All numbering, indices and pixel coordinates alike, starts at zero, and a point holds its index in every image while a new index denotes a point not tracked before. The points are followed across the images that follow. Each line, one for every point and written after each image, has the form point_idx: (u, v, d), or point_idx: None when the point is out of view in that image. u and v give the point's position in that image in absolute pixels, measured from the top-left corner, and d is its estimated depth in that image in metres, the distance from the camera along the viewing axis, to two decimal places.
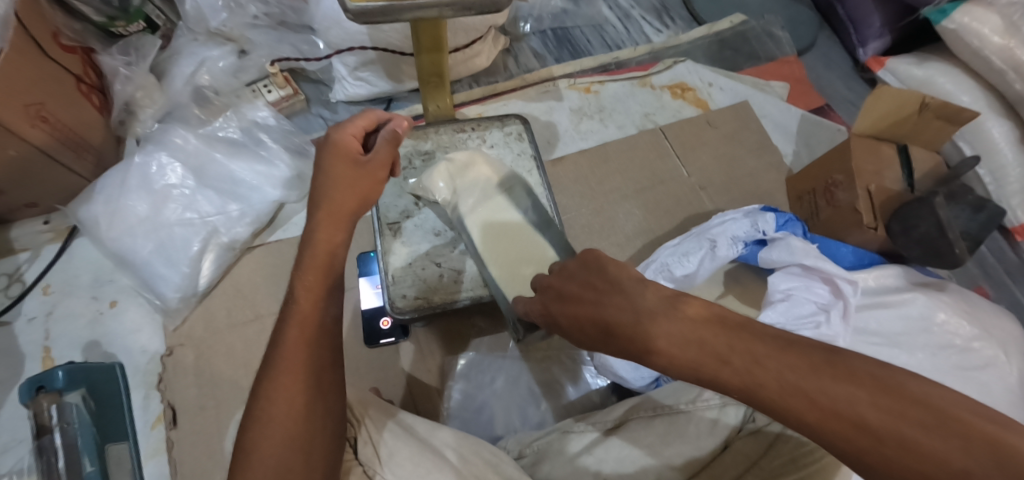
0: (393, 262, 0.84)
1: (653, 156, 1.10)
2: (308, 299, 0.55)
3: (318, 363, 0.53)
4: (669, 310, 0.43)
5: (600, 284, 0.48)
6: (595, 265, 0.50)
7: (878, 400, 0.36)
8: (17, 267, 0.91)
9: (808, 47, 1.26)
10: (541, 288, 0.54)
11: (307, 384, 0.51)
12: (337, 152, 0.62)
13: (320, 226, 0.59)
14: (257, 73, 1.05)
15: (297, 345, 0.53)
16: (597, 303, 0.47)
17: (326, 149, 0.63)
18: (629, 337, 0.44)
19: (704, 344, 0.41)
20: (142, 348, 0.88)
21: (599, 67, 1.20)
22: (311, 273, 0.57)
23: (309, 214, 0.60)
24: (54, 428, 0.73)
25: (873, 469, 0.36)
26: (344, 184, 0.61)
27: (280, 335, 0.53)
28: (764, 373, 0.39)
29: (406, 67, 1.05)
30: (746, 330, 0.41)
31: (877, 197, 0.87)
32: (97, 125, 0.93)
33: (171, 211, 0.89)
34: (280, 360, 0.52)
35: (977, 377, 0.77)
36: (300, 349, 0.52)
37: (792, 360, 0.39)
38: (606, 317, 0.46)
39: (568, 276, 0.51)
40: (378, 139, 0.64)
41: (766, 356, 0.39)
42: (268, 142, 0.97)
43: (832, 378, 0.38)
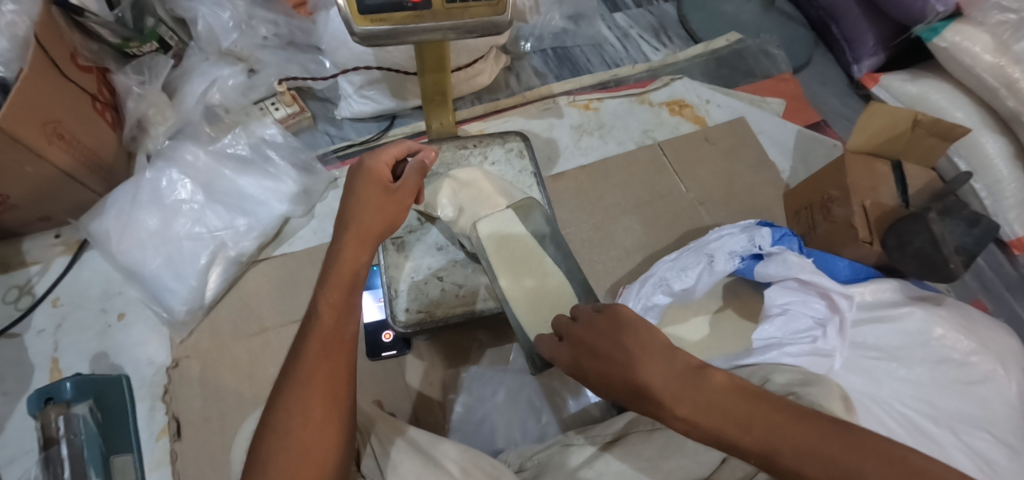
0: (396, 276, 0.86)
1: (652, 172, 1.12)
2: (331, 315, 0.57)
3: (337, 378, 0.54)
4: (696, 377, 0.48)
5: (628, 343, 0.53)
6: (622, 324, 0.56)
7: (883, 469, 0.41)
8: (28, 280, 0.93)
9: (804, 65, 1.29)
10: (574, 344, 0.60)
11: (325, 398, 0.52)
12: (369, 177, 0.65)
13: (344, 248, 0.60)
14: (265, 91, 1.08)
15: (317, 360, 0.54)
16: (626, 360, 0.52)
17: (359, 174, 0.65)
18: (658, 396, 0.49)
19: (727, 410, 0.46)
20: (149, 360, 0.89)
21: (598, 85, 1.23)
22: (335, 290, 0.58)
23: (336, 235, 0.62)
24: (60, 438, 0.73)
25: None
26: (373, 208, 0.63)
27: (302, 349, 0.55)
28: (780, 441, 0.44)
29: (411, 85, 1.08)
30: (763, 400, 0.47)
31: (871, 212, 0.89)
32: (109, 141, 0.96)
33: (180, 226, 0.91)
34: (301, 373, 0.53)
35: (974, 391, 0.78)
36: (319, 364, 0.54)
37: (805, 429, 0.44)
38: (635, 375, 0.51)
39: (599, 335, 0.57)
40: (407, 169, 0.68)
41: (782, 425, 0.45)
42: (276, 158, 0.99)
43: (841, 447, 0.43)
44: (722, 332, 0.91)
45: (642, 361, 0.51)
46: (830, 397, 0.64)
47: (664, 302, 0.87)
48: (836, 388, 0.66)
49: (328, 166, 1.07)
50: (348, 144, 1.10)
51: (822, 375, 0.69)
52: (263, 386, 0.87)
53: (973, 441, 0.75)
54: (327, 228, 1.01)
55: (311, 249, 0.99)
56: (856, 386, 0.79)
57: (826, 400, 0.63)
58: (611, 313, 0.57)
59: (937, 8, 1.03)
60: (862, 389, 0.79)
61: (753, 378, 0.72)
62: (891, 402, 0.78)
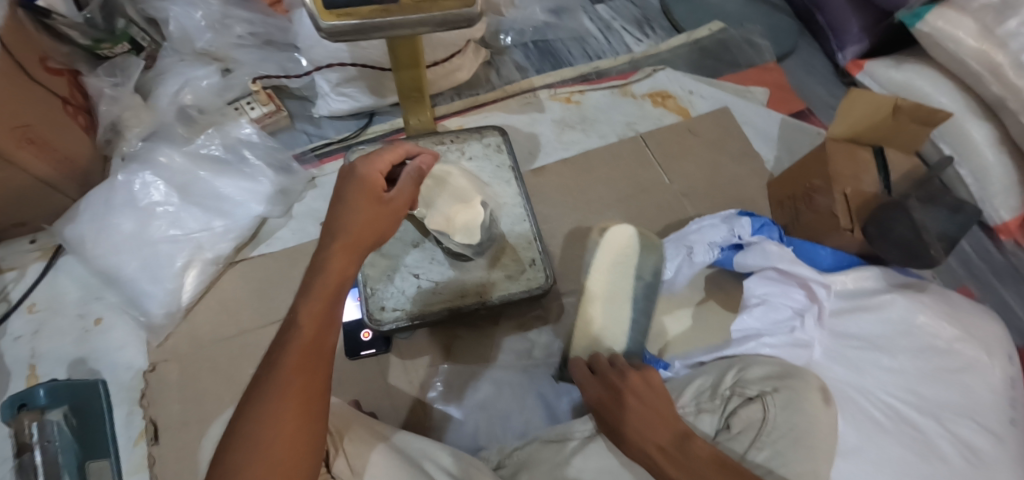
0: (373, 275, 0.85)
1: (634, 164, 1.11)
2: (311, 324, 0.54)
3: (312, 391, 0.52)
4: (685, 449, 0.58)
5: (643, 407, 0.64)
6: (645, 390, 0.66)
7: None
8: (4, 286, 0.93)
9: (787, 53, 1.28)
10: (602, 378, 0.71)
11: (299, 413, 0.50)
12: (363, 187, 0.63)
13: (332, 257, 0.58)
14: (241, 90, 1.07)
15: (294, 371, 0.51)
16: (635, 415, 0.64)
17: (352, 182, 0.63)
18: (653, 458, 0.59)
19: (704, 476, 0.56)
20: (127, 364, 0.88)
21: (579, 77, 1.22)
22: (319, 297, 0.55)
23: (323, 242, 0.60)
24: (34, 445, 0.73)
25: None
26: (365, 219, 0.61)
27: (279, 359, 0.52)
28: None
29: (389, 82, 1.07)
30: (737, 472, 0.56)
31: (852, 200, 0.87)
32: (84, 145, 0.95)
33: (156, 229, 0.90)
34: (274, 385, 0.51)
35: (959, 380, 0.77)
36: (294, 375, 0.51)
37: None
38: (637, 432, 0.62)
39: (623, 381, 0.68)
40: (403, 176, 0.68)
41: None
42: (252, 159, 0.98)
43: None
44: (705, 324, 0.90)
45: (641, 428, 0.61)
46: (809, 389, 0.64)
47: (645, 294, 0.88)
48: (815, 379, 0.65)
49: (306, 165, 1.06)
50: (327, 142, 1.09)
51: (803, 367, 0.68)
52: (241, 389, 0.86)
53: (956, 429, 0.73)
54: (305, 228, 1.00)
55: (290, 249, 0.98)
56: (839, 377, 0.76)
57: (804, 394, 0.63)
58: (644, 372, 0.68)
59: None
60: (845, 379, 0.76)
61: (728, 373, 0.70)
62: (874, 392, 0.75)
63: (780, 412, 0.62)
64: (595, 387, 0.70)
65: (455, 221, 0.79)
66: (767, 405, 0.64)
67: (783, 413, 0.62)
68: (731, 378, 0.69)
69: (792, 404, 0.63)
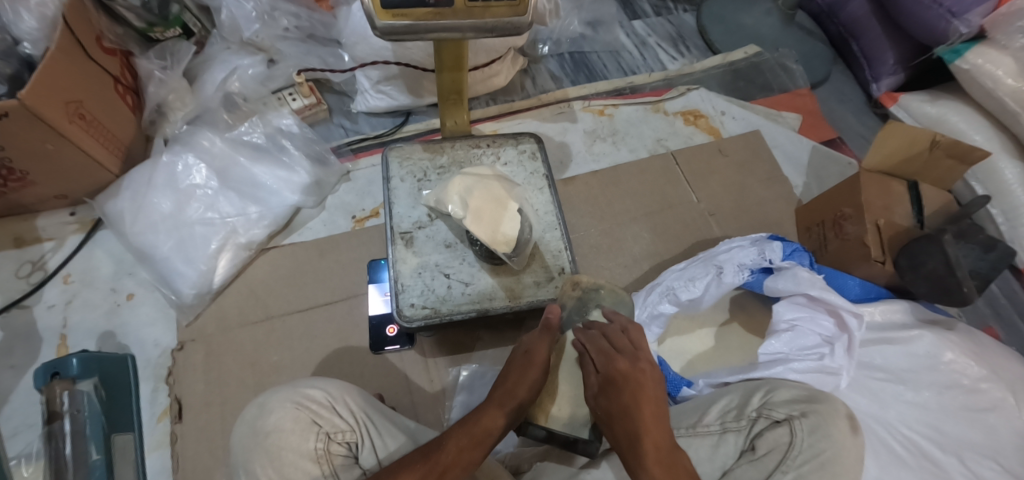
0: (403, 272, 0.85)
1: (663, 181, 1.11)
2: (614, 410, 0.61)
3: (610, 380, 0.64)
4: (636, 406, 0.60)
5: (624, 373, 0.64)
6: (539, 356, 0.71)
7: (662, 445, 0.56)
8: (42, 255, 0.95)
9: (821, 81, 1.28)
10: (520, 355, 0.72)
11: (605, 381, 0.65)
12: (645, 415, 0.59)
13: (487, 409, 0.65)
14: (284, 81, 1.10)
15: (611, 381, 0.64)
16: (634, 387, 0.62)
17: (632, 409, 0.60)
18: (628, 382, 0.63)
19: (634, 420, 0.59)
20: (155, 342, 0.89)
21: (613, 91, 1.23)
22: (648, 407, 0.60)
23: (607, 408, 0.62)
24: (64, 414, 0.74)
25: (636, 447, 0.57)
26: (639, 411, 0.59)
27: (606, 396, 0.63)
28: (647, 429, 0.57)
29: (427, 82, 1.09)
30: (657, 422, 0.59)
31: (885, 231, 0.87)
32: (129, 123, 0.98)
33: (193, 210, 0.93)
34: (606, 374, 0.65)
35: (982, 419, 0.76)
36: (608, 391, 0.63)
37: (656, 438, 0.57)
38: (616, 382, 0.63)
39: (531, 353, 0.72)
40: (537, 334, 0.74)
41: (654, 427, 0.58)
42: (290, 148, 1.00)
43: (660, 440, 0.57)
44: (726, 344, 0.90)
45: (624, 401, 0.61)
46: (836, 416, 0.64)
47: (670, 311, 0.87)
48: (842, 406, 0.65)
49: (340, 158, 1.07)
50: (362, 138, 1.10)
51: (828, 392, 0.68)
52: (264, 374, 0.87)
53: (976, 468, 0.73)
54: (336, 220, 1.01)
55: (320, 241, 0.99)
56: (861, 407, 0.77)
57: (831, 420, 0.63)
58: (543, 331, 0.74)
59: (960, 29, 1.01)
60: (867, 410, 0.77)
61: (755, 395, 0.71)
62: (896, 425, 0.76)
63: (807, 438, 0.62)
64: (515, 372, 0.70)
65: (501, 225, 0.80)
66: (794, 430, 0.63)
67: (809, 438, 0.62)
68: (758, 400, 0.69)
69: (818, 430, 0.62)
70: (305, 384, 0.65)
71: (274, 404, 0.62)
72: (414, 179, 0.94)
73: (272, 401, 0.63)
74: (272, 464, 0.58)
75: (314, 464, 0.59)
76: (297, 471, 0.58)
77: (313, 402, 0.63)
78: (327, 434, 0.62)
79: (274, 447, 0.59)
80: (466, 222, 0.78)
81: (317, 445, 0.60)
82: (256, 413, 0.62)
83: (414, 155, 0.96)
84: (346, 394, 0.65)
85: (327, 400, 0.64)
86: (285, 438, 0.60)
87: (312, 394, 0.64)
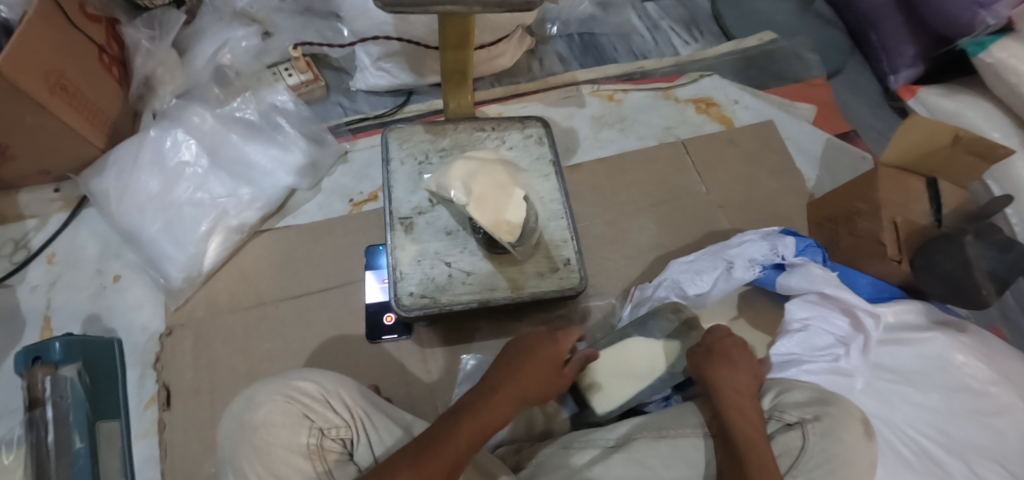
0: (402, 259, 0.82)
1: (672, 171, 1.08)
2: (720, 381, 0.68)
3: (716, 359, 0.71)
4: (738, 384, 0.67)
5: (727, 357, 0.71)
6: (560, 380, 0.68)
7: (755, 416, 0.62)
8: (25, 233, 0.91)
9: (837, 71, 1.24)
10: (552, 359, 0.67)
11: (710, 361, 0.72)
12: (743, 391, 0.66)
13: (494, 402, 0.60)
14: (279, 55, 1.05)
15: (713, 360, 0.71)
16: (733, 369, 0.70)
17: (733, 386, 0.67)
18: (732, 389, 0.66)
19: (737, 394, 0.66)
20: (142, 326, 0.86)
21: (623, 75, 1.19)
22: (745, 388, 0.67)
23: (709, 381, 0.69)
24: (46, 400, 0.70)
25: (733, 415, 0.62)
26: (737, 387, 0.67)
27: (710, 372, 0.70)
28: (748, 404, 0.64)
29: (429, 61, 1.04)
30: (749, 396, 0.66)
31: (901, 230, 0.84)
32: (115, 96, 0.93)
33: (182, 190, 0.89)
34: (707, 357, 0.72)
35: (990, 423, 0.73)
36: (713, 367, 0.70)
37: (751, 409, 0.63)
38: (719, 364, 0.70)
39: (558, 369, 0.67)
40: (575, 361, 0.70)
41: (750, 404, 0.64)
42: (285, 127, 0.96)
43: (754, 412, 0.63)
44: None
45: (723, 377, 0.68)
46: (849, 418, 0.61)
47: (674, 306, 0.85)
48: (855, 410, 0.63)
49: (338, 138, 1.03)
50: (361, 117, 1.06)
51: (839, 394, 0.66)
52: (256, 362, 0.84)
53: (984, 472, 0.70)
54: (332, 203, 0.97)
55: (315, 224, 0.95)
56: (871, 409, 0.75)
57: (844, 423, 0.60)
58: (581, 362, 0.70)
59: (987, 21, 0.98)
60: (874, 411, 0.75)
61: (766, 397, 0.69)
62: (903, 427, 0.74)
63: (820, 442, 0.59)
64: (539, 376, 0.65)
65: (508, 213, 0.76)
66: (806, 433, 0.60)
67: (821, 442, 0.59)
68: (770, 402, 0.67)
69: (831, 434, 0.59)
70: (295, 377, 0.62)
71: (263, 398, 0.59)
72: (415, 161, 0.90)
73: (260, 395, 0.60)
74: (260, 461, 0.56)
75: (305, 460, 0.57)
76: (287, 467, 0.56)
77: (304, 396, 0.60)
78: (320, 429, 0.59)
79: (264, 443, 0.57)
80: (470, 210, 0.74)
81: (308, 440, 0.58)
82: (243, 406, 0.59)
83: (415, 137, 0.92)
84: (340, 388, 0.62)
85: (320, 395, 0.61)
86: (275, 433, 0.57)
87: (304, 388, 0.61)
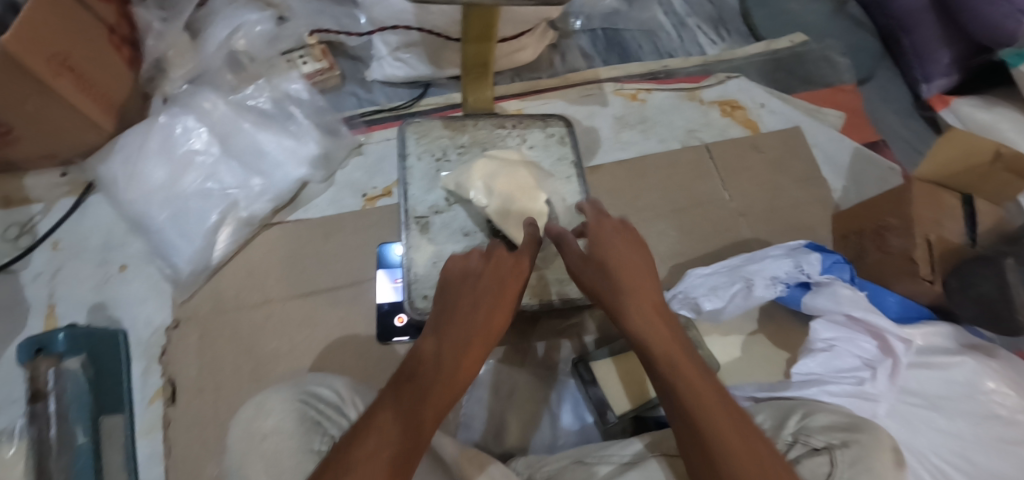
0: (417, 260, 0.79)
1: (695, 176, 1.05)
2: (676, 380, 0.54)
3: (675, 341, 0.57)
4: (698, 381, 0.54)
5: (654, 340, 0.56)
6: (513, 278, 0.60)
7: (727, 433, 0.50)
8: (31, 217, 0.89)
9: (868, 76, 1.20)
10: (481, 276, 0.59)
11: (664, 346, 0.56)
12: (705, 395, 0.52)
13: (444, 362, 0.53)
14: (294, 42, 1.01)
15: (672, 348, 0.56)
16: (677, 360, 0.55)
17: (689, 387, 0.53)
18: (687, 387, 0.53)
19: (697, 398, 0.52)
20: (147, 320, 0.83)
21: (647, 74, 1.15)
22: (708, 384, 0.53)
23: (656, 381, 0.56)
24: (48, 394, 0.69)
25: (697, 438, 0.51)
26: (695, 385, 0.53)
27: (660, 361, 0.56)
28: (716, 419, 0.51)
29: (449, 53, 1.01)
30: (715, 400, 0.52)
31: (934, 248, 0.80)
32: (124, 79, 0.90)
33: (192, 180, 0.86)
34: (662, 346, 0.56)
35: (1016, 453, 0.72)
36: (667, 353, 0.56)
37: (721, 425, 0.50)
38: (655, 350, 0.56)
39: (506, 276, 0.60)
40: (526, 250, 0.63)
41: (720, 415, 0.51)
42: (299, 117, 0.93)
43: (723, 427, 0.50)
44: (754, 357, 0.85)
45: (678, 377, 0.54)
46: (880, 446, 0.57)
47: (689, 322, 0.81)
48: (890, 438, 0.59)
49: (353, 130, 1.00)
50: (376, 109, 1.03)
51: (870, 420, 0.62)
52: (262, 360, 0.81)
53: None
54: (345, 198, 0.94)
55: (326, 220, 0.92)
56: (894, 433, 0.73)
57: (876, 451, 0.56)
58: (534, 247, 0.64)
59: None
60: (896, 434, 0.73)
61: (790, 418, 0.65)
62: (925, 453, 0.72)
63: (848, 470, 0.55)
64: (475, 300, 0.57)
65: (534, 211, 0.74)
66: (834, 459, 0.57)
67: (850, 470, 0.55)
68: (794, 424, 0.64)
69: (859, 462, 0.56)
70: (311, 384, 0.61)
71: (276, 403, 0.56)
72: (432, 158, 0.87)
73: (271, 400, 0.57)
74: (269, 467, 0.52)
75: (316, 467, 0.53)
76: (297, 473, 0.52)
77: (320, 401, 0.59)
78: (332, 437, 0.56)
79: (270, 450, 0.53)
80: (492, 213, 0.73)
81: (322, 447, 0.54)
82: (252, 413, 0.56)
83: (433, 132, 0.89)
84: (356, 398, 0.62)
85: (336, 400, 0.60)
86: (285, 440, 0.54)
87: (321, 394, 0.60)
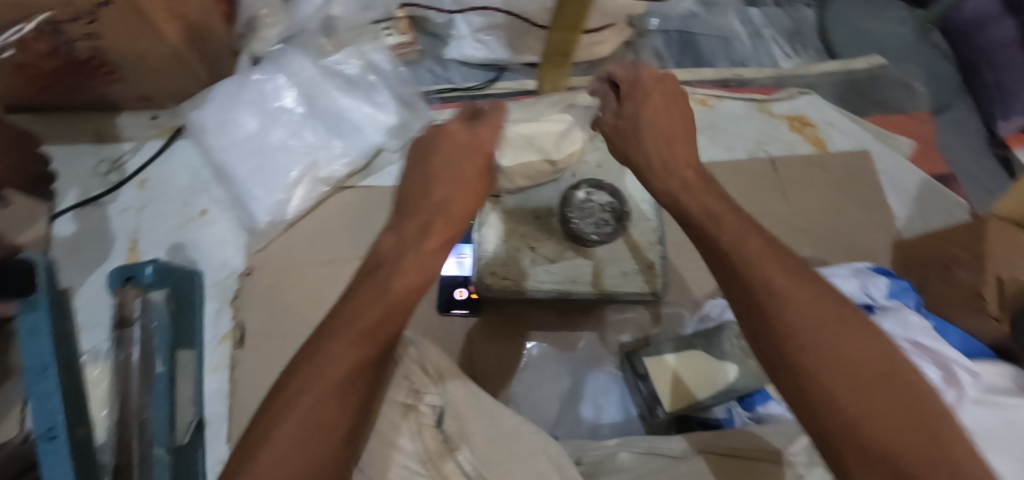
0: (488, 238, 0.83)
1: (759, 187, 1.05)
2: (787, 316, 0.46)
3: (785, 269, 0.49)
4: (815, 311, 0.45)
5: (750, 266, 0.49)
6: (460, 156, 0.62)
7: (863, 377, 0.42)
8: (121, 155, 0.93)
9: (945, 107, 1.18)
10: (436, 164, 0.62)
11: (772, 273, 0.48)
12: (830, 329, 0.44)
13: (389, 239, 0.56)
14: (382, 12, 1.02)
15: (780, 276, 0.48)
16: (781, 291, 0.47)
17: (802, 323, 0.45)
18: (804, 317, 0.45)
19: (820, 340, 0.44)
20: (223, 263, 0.88)
21: (719, 81, 1.15)
22: (828, 318, 0.45)
23: (751, 318, 0.48)
24: (136, 321, 0.70)
25: (817, 383, 0.43)
26: (815, 318, 0.45)
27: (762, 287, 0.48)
28: (845, 363, 0.43)
29: (530, 40, 1.02)
30: (841, 339, 0.44)
31: (1004, 287, 0.79)
32: (220, 32, 0.93)
33: (276, 135, 0.90)
34: (766, 273, 0.48)
35: None
36: (776, 283, 0.47)
37: (849, 370, 0.43)
38: (757, 283, 0.48)
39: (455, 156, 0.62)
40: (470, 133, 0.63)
41: (849, 360, 0.43)
42: (381, 87, 0.96)
43: (856, 370, 0.42)
44: None
45: (785, 313, 0.46)
46: None
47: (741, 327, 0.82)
48: None
49: (429, 105, 1.03)
50: (452, 88, 1.05)
51: None
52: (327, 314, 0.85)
53: None
54: None
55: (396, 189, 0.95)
56: None
57: None
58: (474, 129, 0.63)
59: None
60: None
61: None
62: None
63: None
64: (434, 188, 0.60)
65: None
66: None
67: None
68: None
69: None
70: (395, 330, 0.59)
71: None
72: None
73: None
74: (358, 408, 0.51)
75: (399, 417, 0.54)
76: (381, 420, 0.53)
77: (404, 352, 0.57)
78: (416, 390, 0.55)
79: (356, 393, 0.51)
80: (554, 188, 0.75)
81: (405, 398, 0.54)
82: None
83: None
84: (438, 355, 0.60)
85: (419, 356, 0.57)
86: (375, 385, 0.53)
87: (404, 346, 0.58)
